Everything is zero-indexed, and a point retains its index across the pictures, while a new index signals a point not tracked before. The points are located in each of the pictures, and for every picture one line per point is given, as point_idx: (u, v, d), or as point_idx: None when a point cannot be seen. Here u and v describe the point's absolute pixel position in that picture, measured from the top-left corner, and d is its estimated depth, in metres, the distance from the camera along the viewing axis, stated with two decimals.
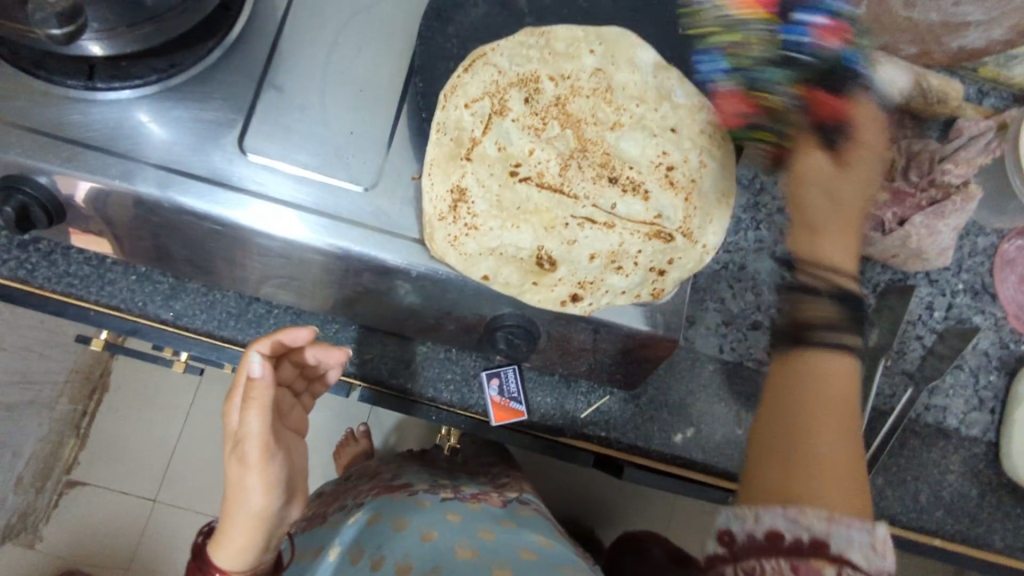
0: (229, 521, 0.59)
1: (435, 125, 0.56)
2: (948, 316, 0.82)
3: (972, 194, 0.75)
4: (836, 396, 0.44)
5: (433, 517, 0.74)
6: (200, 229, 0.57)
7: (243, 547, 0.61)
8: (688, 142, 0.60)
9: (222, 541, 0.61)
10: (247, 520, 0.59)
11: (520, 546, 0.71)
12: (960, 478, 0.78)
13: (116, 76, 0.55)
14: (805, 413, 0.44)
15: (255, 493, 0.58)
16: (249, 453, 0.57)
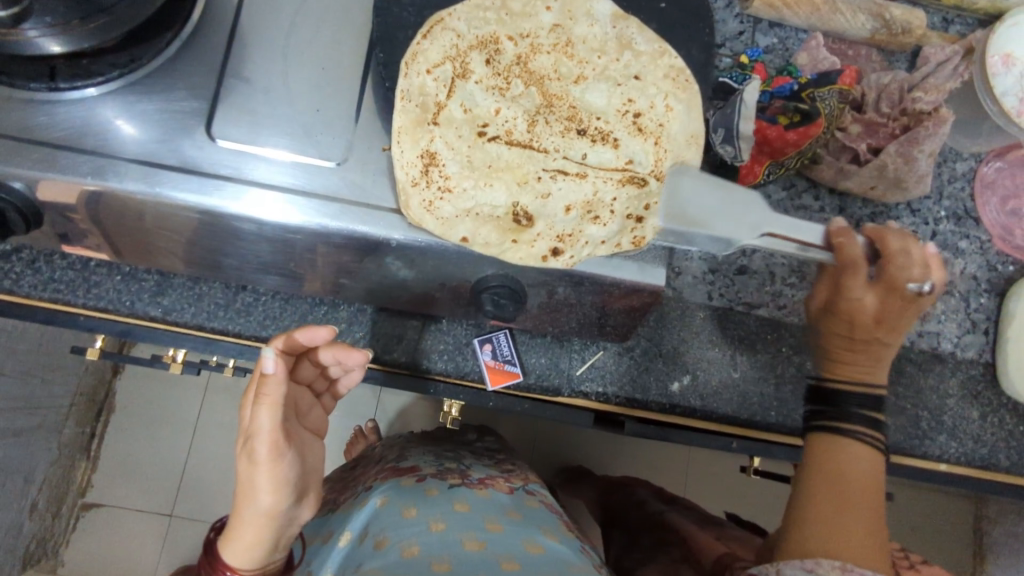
0: (236, 521, 0.56)
1: (400, 92, 0.56)
2: (933, 243, 0.82)
3: (944, 118, 0.75)
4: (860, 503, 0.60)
5: (440, 507, 0.74)
6: (177, 219, 0.57)
7: (252, 549, 0.57)
8: (654, 88, 0.60)
9: (230, 543, 0.58)
10: (255, 519, 0.56)
11: (527, 539, 0.71)
12: (959, 400, 0.78)
13: (78, 75, 0.56)
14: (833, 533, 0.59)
15: (264, 491, 0.55)
16: (256, 449, 0.55)
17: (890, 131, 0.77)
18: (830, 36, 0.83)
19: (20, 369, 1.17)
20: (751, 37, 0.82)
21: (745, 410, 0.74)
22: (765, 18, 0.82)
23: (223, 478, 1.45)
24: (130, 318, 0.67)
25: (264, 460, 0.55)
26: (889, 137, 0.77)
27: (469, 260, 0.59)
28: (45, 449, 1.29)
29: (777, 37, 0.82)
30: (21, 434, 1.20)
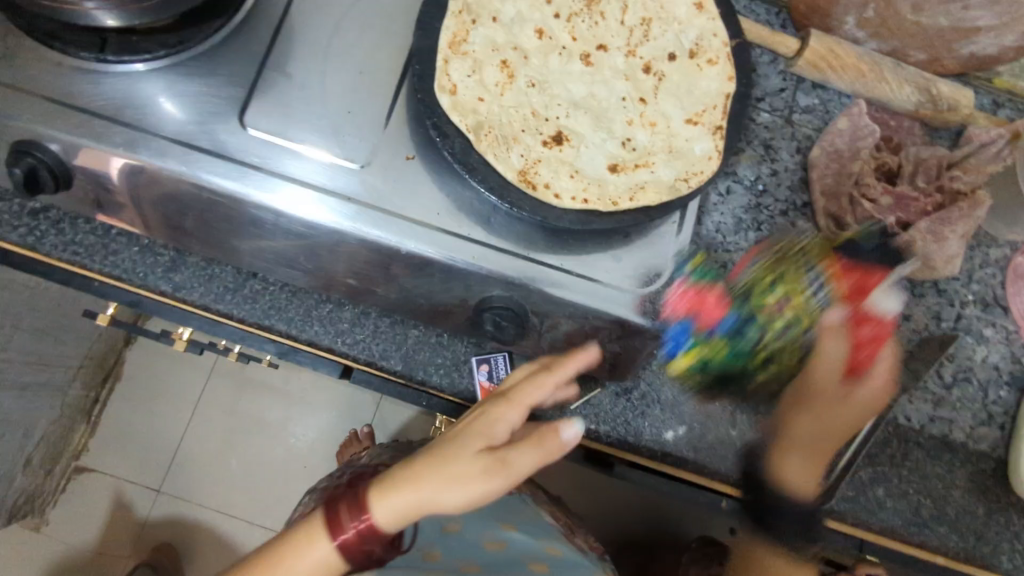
0: (403, 476, 0.48)
1: (419, 87, 0.56)
2: (956, 327, 0.79)
3: (980, 201, 0.75)
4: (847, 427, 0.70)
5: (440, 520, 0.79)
6: (199, 199, 0.58)
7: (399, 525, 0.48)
8: (650, 144, 0.61)
9: (384, 495, 0.48)
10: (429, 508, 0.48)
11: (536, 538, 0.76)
12: (966, 493, 0.75)
13: (126, 50, 0.57)
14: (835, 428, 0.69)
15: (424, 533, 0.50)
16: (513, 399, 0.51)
17: (922, 206, 0.76)
18: (873, 104, 0.81)
19: (38, 326, 1.18)
20: (792, 94, 0.82)
21: None
22: (808, 79, 0.82)
23: (213, 461, 1.46)
24: (140, 290, 0.67)
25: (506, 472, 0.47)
26: (921, 212, 0.76)
27: (476, 278, 0.59)
28: (48, 407, 1.31)
29: (819, 98, 0.83)
30: (28, 388, 1.22)
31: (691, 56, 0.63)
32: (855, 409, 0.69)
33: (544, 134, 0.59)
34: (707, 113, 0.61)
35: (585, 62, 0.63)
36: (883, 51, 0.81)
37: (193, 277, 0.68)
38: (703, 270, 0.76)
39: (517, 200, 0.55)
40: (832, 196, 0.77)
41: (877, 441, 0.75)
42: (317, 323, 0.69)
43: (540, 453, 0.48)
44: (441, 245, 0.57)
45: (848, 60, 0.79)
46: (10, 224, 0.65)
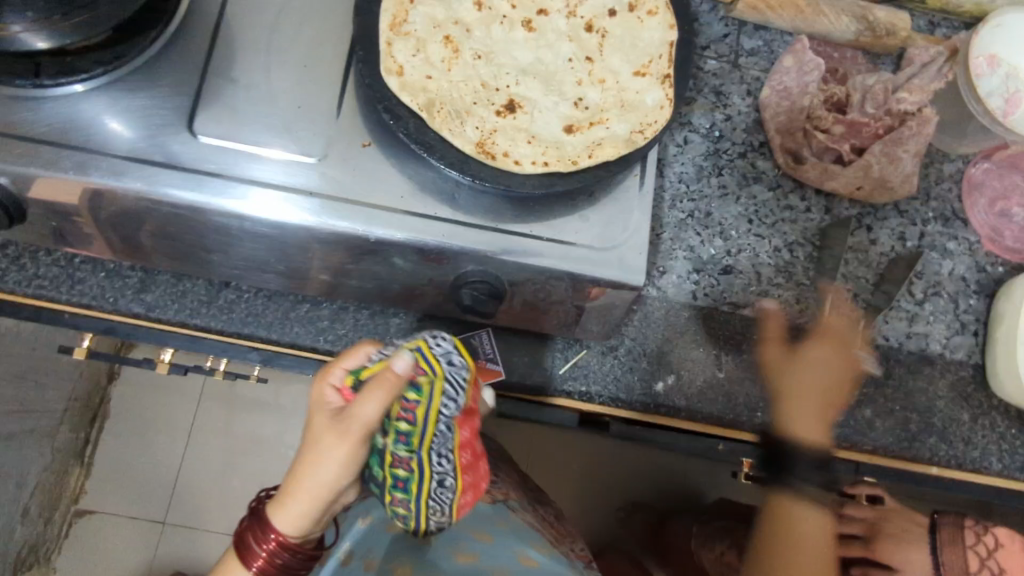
0: (290, 485, 0.50)
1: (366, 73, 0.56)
2: (921, 244, 0.81)
3: (927, 118, 0.76)
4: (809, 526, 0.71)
5: None
6: (158, 214, 0.57)
7: (303, 517, 0.51)
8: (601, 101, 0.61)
9: (280, 508, 0.51)
10: (318, 488, 0.50)
11: (518, 550, 0.72)
12: (950, 402, 0.77)
13: (63, 72, 0.56)
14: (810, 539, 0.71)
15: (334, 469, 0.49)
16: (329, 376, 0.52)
17: (874, 131, 0.76)
18: (815, 38, 0.83)
19: None
20: (737, 39, 0.84)
21: (730, 410, 0.73)
22: (749, 21, 0.83)
23: (215, 485, 1.45)
24: (113, 315, 0.66)
25: (353, 436, 0.48)
26: (873, 136, 0.77)
27: (449, 256, 0.59)
28: None
29: (762, 39, 0.84)
30: None
31: (631, 10, 0.64)
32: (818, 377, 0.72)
33: (497, 104, 0.59)
34: (654, 63, 0.62)
35: (528, 28, 0.63)
36: None
37: (165, 295, 0.67)
38: (671, 221, 0.77)
39: (478, 172, 0.55)
40: (786, 133, 0.79)
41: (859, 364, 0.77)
42: (297, 324, 0.69)
43: (387, 393, 0.48)
44: (410, 228, 0.57)
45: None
46: None
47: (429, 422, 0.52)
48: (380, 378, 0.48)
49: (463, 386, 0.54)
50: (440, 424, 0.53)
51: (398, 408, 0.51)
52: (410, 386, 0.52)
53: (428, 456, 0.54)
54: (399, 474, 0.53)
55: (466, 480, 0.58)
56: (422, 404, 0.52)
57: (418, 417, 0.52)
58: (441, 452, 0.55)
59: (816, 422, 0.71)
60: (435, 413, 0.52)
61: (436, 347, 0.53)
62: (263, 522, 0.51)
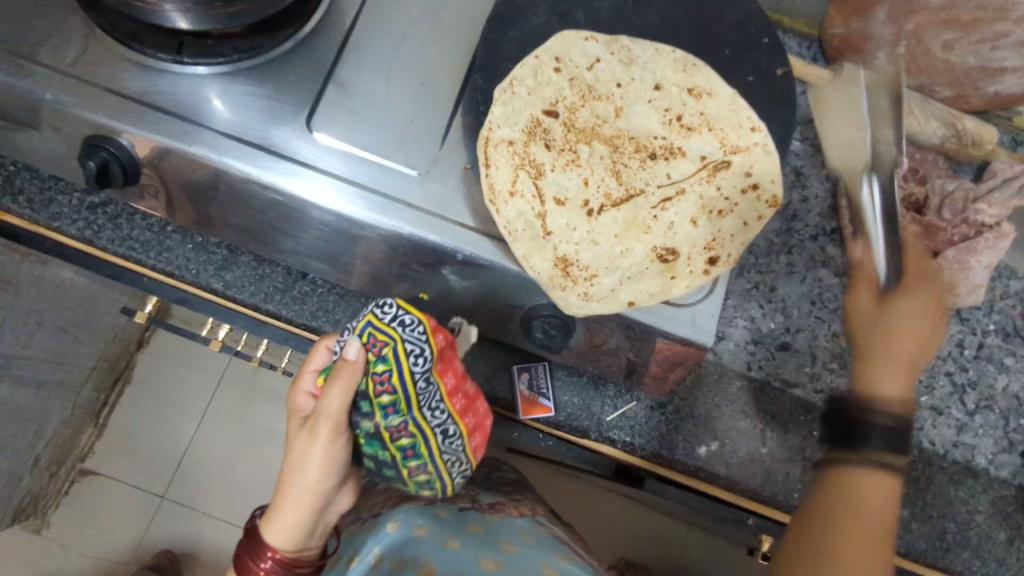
0: (273, 503, 0.56)
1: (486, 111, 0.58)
2: (978, 355, 0.81)
3: (1005, 232, 0.78)
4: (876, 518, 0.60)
5: (453, 526, 0.78)
6: (263, 200, 0.60)
7: (289, 528, 0.56)
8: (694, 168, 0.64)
9: (271, 523, 0.56)
10: (301, 497, 0.55)
11: (543, 562, 0.73)
12: (988, 519, 0.76)
13: (202, 53, 0.59)
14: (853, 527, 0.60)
15: (317, 472, 0.55)
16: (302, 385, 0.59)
17: (949, 236, 0.78)
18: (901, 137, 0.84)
19: (56, 326, 1.16)
20: (823, 124, 0.86)
21: (767, 486, 0.73)
22: None
23: (221, 469, 1.45)
24: (192, 286, 0.69)
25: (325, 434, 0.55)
26: (948, 242, 0.78)
27: (527, 287, 0.60)
28: (60, 407, 1.29)
29: None
30: (42, 386, 1.21)
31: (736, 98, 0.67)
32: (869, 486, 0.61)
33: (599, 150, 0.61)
34: None
35: None
36: (911, 86, 0.84)
37: (243, 276, 0.69)
38: (736, 289, 0.79)
39: None
40: None
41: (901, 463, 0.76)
42: None
43: (348, 383, 0.54)
44: (496, 253, 0.59)
45: None
46: (70, 217, 0.66)
47: (409, 383, 0.55)
48: (337, 371, 0.54)
49: (427, 339, 0.56)
50: (418, 381, 0.56)
51: (371, 384, 0.55)
52: (375, 360, 0.55)
53: (420, 419, 0.57)
54: (404, 443, 0.58)
55: (466, 420, 0.61)
56: (394, 372, 0.55)
57: (394, 384, 0.55)
58: (431, 401, 0.58)
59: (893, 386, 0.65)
60: (411, 373, 0.55)
61: (388, 316, 0.55)
62: (259, 546, 0.56)
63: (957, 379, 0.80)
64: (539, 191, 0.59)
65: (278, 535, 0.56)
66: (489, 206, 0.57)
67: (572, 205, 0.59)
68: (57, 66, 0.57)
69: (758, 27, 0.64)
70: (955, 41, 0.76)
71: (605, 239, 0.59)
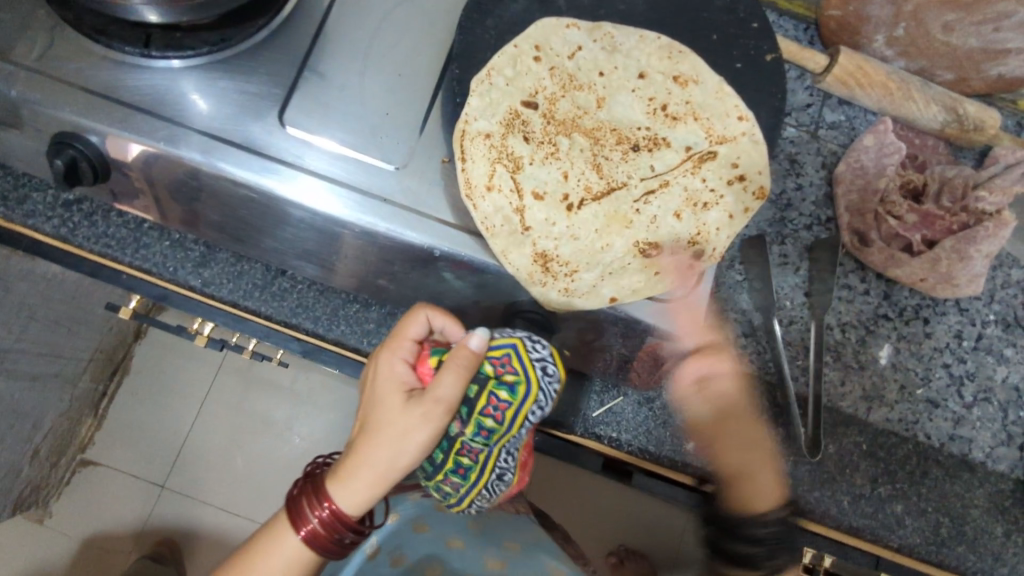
0: (354, 462, 0.54)
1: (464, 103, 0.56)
2: (977, 346, 0.79)
3: (1005, 221, 0.74)
4: (766, 486, 0.69)
5: (457, 523, 0.83)
6: (234, 195, 0.58)
7: (365, 494, 0.54)
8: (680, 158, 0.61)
9: (344, 482, 0.54)
10: (384, 468, 0.54)
11: (542, 563, 0.78)
12: (985, 513, 0.75)
13: (170, 46, 0.58)
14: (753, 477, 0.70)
15: (410, 452, 0.54)
16: (400, 356, 0.57)
17: (947, 225, 0.76)
18: (900, 122, 0.82)
19: (49, 318, 1.15)
20: (819, 110, 0.83)
21: None
22: (835, 95, 0.82)
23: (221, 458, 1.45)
24: (170, 284, 0.68)
25: (438, 421, 0.54)
26: (946, 230, 0.76)
27: (508, 283, 0.59)
28: (58, 399, 1.29)
29: (845, 115, 0.83)
30: (38, 378, 1.20)
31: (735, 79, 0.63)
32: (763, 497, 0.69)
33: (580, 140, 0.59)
34: None
35: None
36: (910, 69, 0.81)
37: (222, 273, 0.68)
38: (726, 281, 0.77)
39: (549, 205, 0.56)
40: (856, 213, 0.78)
41: (896, 457, 0.75)
42: (344, 322, 0.69)
43: (460, 374, 0.54)
44: (475, 248, 0.57)
45: (876, 77, 0.79)
46: (45, 214, 0.65)
47: (515, 422, 0.58)
48: (453, 358, 0.54)
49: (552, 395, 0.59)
50: (524, 424, 0.59)
51: (487, 402, 0.57)
52: (504, 385, 0.57)
53: (496, 453, 0.60)
54: (464, 461, 0.61)
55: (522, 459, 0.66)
56: (513, 406, 0.57)
57: (505, 417, 0.57)
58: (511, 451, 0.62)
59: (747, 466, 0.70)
60: (521, 414, 0.58)
61: (535, 354, 0.57)
62: (322, 504, 0.55)
63: (954, 371, 0.78)
64: (516, 185, 0.57)
65: (347, 499, 0.54)
66: (465, 201, 0.55)
67: (550, 199, 0.58)
68: (23, 62, 0.56)
69: (748, 10, 0.62)
70: (955, 22, 0.73)
71: (585, 235, 0.57)
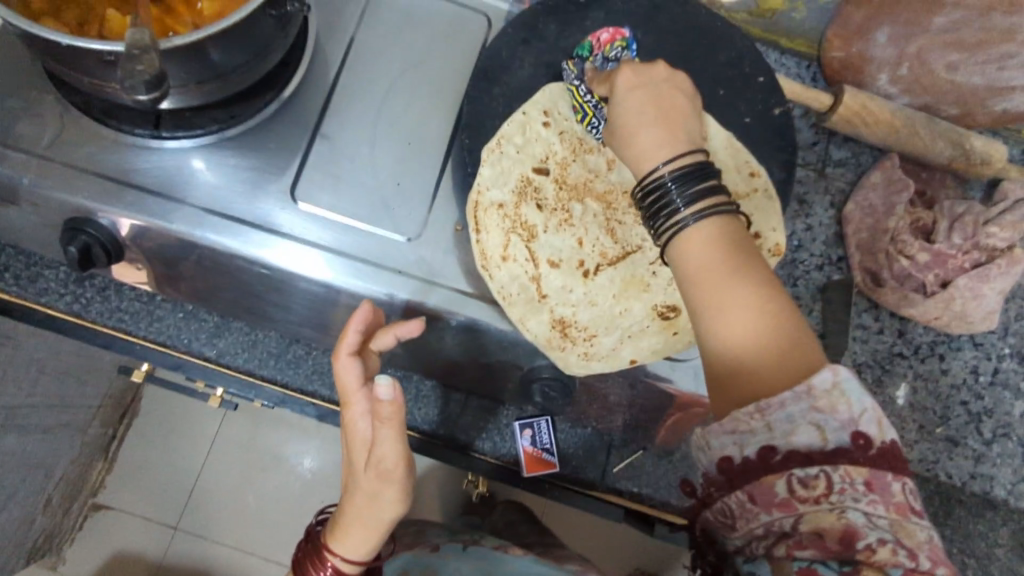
0: (341, 522, 0.50)
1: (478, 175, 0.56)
2: (994, 381, 0.79)
3: (1017, 258, 0.74)
4: (710, 256, 0.43)
5: (456, 566, 0.72)
6: (248, 271, 0.58)
7: (363, 548, 0.50)
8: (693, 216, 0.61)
9: (339, 537, 0.51)
10: (369, 522, 0.49)
11: None
12: (1008, 551, 0.76)
13: (181, 126, 0.57)
14: (710, 276, 0.42)
15: (387, 501, 0.48)
16: (352, 408, 0.49)
17: (959, 264, 0.75)
18: (907, 158, 0.82)
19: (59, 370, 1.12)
20: (825, 148, 0.83)
21: None
22: (840, 133, 0.82)
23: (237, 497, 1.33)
24: (184, 355, 0.69)
25: (395, 481, 0.48)
26: (958, 269, 0.76)
27: (524, 351, 0.59)
28: None
29: (850, 151, 0.83)
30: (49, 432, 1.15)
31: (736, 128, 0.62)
32: (697, 262, 0.43)
33: (594, 202, 0.59)
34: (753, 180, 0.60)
35: None
36: (915, 105, 0.81)
37: (236, 342, 0.69)
38: None
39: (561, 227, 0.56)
40: (867, 252, 0.78)
41: (918, 498, 0.75)
42: None
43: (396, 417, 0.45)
44: (491, 317, 0.57)
45: (881, 115, 0.78)
46: (58, 292, 0.67)
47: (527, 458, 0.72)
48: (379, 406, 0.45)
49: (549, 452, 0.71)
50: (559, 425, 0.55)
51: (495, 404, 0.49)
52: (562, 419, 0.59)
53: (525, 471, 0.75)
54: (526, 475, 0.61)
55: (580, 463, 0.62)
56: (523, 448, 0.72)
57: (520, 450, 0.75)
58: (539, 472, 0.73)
59: (740, 339, 0.41)
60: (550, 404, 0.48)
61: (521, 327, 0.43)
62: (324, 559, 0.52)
63: (972, 407, 0.78)
64: (531, 254, 0.57)
65: (347, 552, 0.51)
66: (481, 272, 0.56)
67: (565, 266, 0.57)
68: (34, 149, 0.56)
69: (753, 64, 0.62)
70: (959, 61, 0.74)
71: (603, 301, 0.57)
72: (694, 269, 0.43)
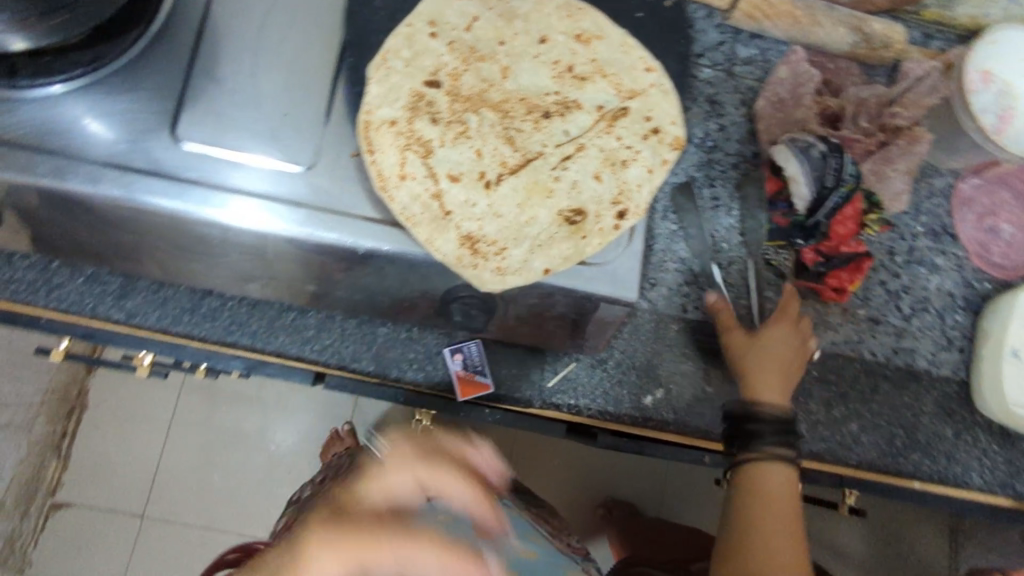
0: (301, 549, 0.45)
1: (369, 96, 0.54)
2: (910, 259, 0.82)
3: (917, 136, 0.78)
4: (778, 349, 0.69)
5: None
6: (138, 221, 0.55)
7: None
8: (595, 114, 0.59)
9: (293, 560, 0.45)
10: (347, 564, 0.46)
11: (515, 548, 0.64)
12: (932, 418, 0.78)
13: (40, 72, 0.55)
14: (761, 507, 0.63)
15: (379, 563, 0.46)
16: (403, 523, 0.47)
17: (866, 146, 0.78)
18: (811, 49, 0.82)
19: None
20: (732, 47, 0.82)
21: (717, 425, 0.74)
22: (745, 30, 0.82)
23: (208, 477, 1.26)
24: (93, 322, 0.66)
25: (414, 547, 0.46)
26: (865, 152, 0.78)
27: (437, 272, 0.57)
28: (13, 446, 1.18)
29: (758, 48, 0.82)
30: None
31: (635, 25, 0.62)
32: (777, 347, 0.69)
33: (491, 112, 0.58)
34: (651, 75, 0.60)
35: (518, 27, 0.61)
36: None
37: (146, 302, 0.67)
38: (663, 233, 0.77)
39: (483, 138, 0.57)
40: None
41: (845, 378, 0.78)
42: (281, 333, 0.69)
43: None
44: (400, 241, 0.55)
45: (780, 7, 0.80)
46: None
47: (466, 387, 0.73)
48: None
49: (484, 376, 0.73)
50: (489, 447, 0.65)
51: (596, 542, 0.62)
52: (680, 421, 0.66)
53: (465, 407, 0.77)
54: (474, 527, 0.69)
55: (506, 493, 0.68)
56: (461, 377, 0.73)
57: None
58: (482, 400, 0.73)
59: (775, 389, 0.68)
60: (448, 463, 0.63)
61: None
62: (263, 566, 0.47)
63: (890, 286, 0.81)
64: (429, 170, 0.56)
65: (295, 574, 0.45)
66: (380, 194, 0.54)
67: (466, 179, 0.56)
68: None
69: None
70: None
71: (508, 211, 0.56)
72: (775, 354, 0.69)
